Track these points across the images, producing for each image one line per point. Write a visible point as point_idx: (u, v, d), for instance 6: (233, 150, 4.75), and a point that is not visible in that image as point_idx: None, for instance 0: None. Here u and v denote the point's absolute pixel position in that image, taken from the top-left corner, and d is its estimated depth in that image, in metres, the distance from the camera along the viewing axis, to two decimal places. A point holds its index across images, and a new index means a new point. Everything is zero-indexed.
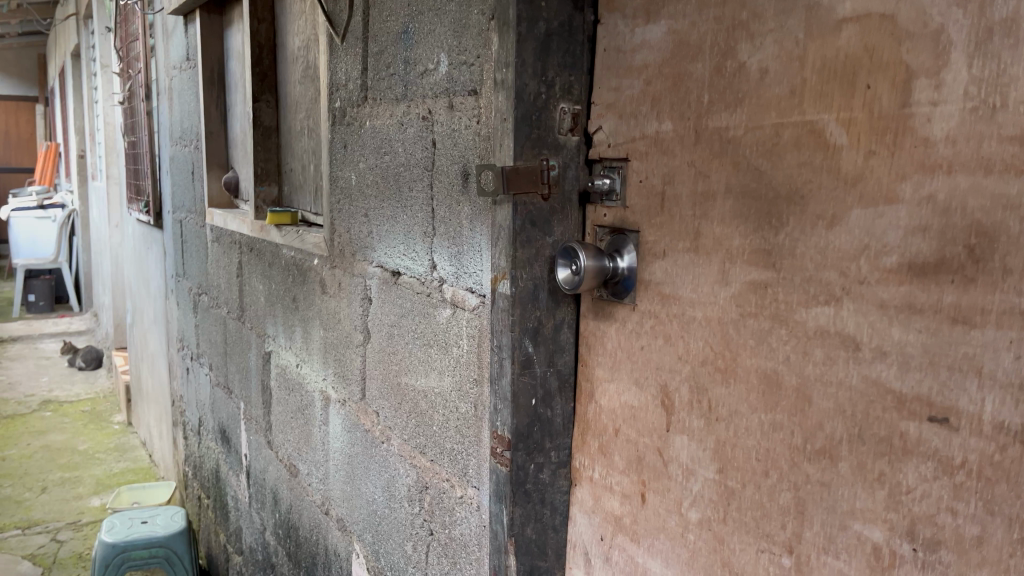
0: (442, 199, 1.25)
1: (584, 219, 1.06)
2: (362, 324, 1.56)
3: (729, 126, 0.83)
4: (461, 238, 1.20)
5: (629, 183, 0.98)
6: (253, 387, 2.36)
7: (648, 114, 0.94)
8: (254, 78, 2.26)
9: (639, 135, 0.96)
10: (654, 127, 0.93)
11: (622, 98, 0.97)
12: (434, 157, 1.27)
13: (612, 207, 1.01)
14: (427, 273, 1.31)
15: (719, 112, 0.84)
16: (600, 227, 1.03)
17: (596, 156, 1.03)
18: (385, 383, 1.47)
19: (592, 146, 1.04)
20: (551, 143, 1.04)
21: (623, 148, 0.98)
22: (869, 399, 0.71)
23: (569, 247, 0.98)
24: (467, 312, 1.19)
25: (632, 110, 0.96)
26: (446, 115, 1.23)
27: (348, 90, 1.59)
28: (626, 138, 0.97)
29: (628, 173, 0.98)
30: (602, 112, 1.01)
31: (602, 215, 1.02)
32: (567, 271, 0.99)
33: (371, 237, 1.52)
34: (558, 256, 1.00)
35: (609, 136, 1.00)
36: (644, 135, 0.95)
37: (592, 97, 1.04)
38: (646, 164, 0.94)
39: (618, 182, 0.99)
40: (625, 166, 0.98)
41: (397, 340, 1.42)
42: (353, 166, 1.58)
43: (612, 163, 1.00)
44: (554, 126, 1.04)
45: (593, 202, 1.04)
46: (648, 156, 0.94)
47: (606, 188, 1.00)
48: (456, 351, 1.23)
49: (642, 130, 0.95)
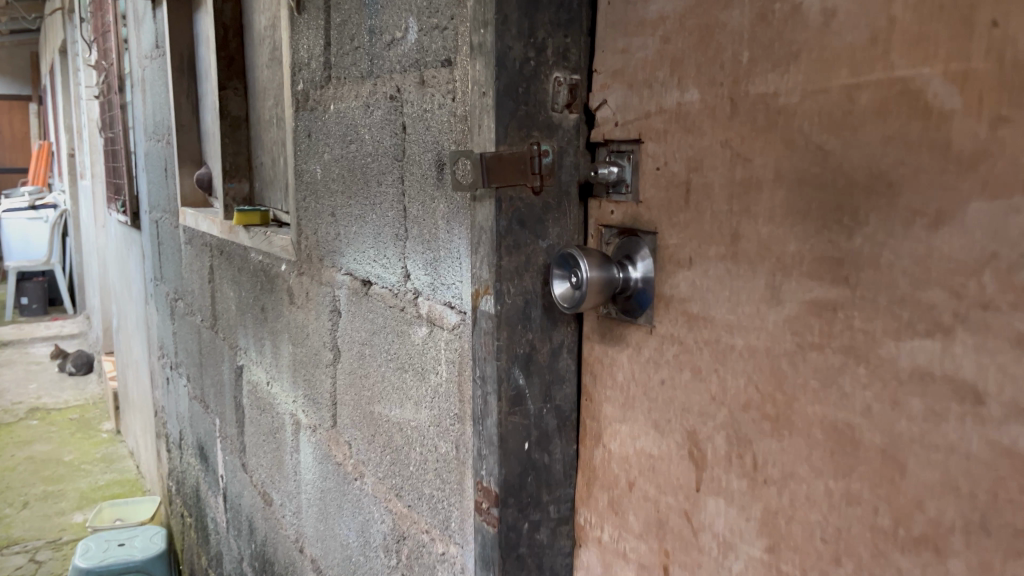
0: (414, 196, 1.04)
1: (586, 216, 0.85)
2: (331, 340, 1.35)
3: (777, 89, 0.62)
4: (438, 243, 0.99)
5: (643, 170, 0.77)
6: (227, 402, 2.15)
7: (668, 84, 0.73)
8: (220, 63, 2.04)
9: (654, 109, 0.75)
10: (675, 100, 0.72)
11: (632, 62, 0.77)
12: (404, 142, 1.05)
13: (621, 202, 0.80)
14: (400, 284, 1.11)
15: (765, 74, 0.63)
16: (606, 227, 0.82)
17: (600, 138, 0.82)
18: (357, 411, 1.26)
19: (595, 125, 0.83)
20: (543, 122, 0.83)
21: (634, 126, 0.77)
22: (996, 473, 0.49)
23: (563, 248, 0.80)
24: (446, 332, 0.98)
25: (644, 76, 0.75)
26: (416, 92, 1.01)
27: (311, 69, 1.38)
28: (638, 113, 0.77)
29: (642, 156, 0.77)
30: (607, 81, 0.80)
31: (609, 212, 0.82)
32: (566, 285, 0.79)
33: (340, 238, 1.31)
34: (555, 265, 0.80)
35: (616, 112, 0.79)
36: (661, 109, 0.74)
37: (593, 64, 0.83)
38: (667, 146, 0.73)
39: (628, 171, 0.78)
40: (638, 148, 0.77)
41: (368, 360, 1.21)
42: (317, 157, 1.37)
43: (621, 146, 0.79)
44: (546, 101, 0.83)
45: (597, 195, 0.83)
46: (668, 136, 0.73)
47: (613, 178, 0.79)
48: (433, 379, 1.01)
49: (659, 103, 0.74)
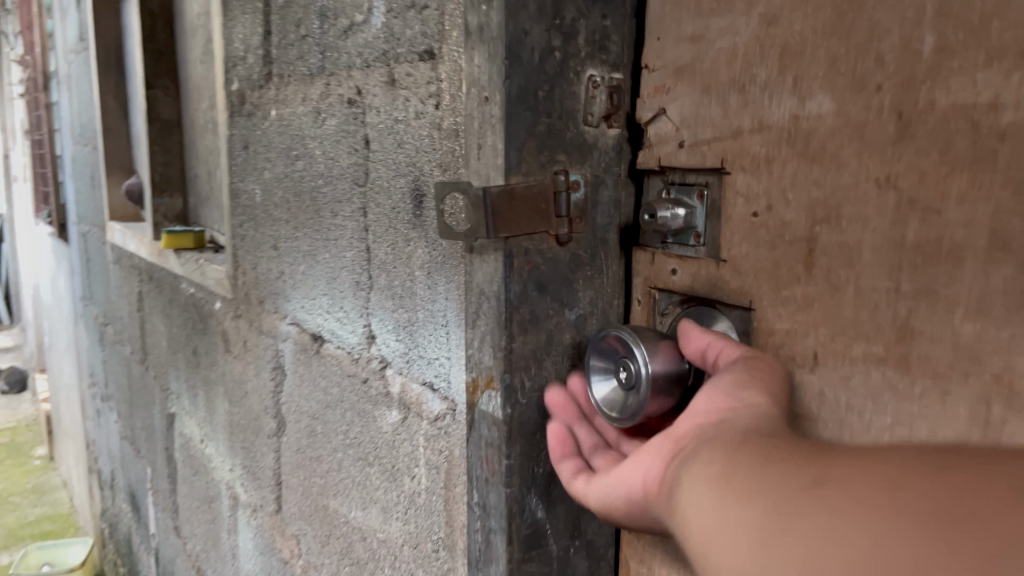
0: (381, 235, 0.77)
1: (629, 272, 0.61)
2: (274, 405, 1.07)
3: (996, 95, 0.38)
4: (414, 301, 0.72)
5: (725, 214, 0.53)
6: (158, 452, 1.85)
7: (774, 88, 0.48)
8: (147, 57, 1.75)
9: (749, 125, 0.50)
10: (787, 112, 0.47)
11: (709, 55, 0.52)
12: (367, 161, 0.78)
13: (686, 256, 0.56)
14: (361, 348, 0.84)
15: (969, 73, 0.39)
16: (661, 291, 0.58)
17: (653, 164, 0.58)
18: (307, 500, 0.99)
19: (644, 146, 0.59)
20: (571, 141, 0.57)
21: (713, 148, 0.53)
22: None
23: (603, 330, 0.55)
24: (425, 425, 0.72)
25: (729, 77, 0.51)
26: (383, 95, 0.74)
27: (247, 65, 1.10)
28: (718, 131, 0.52)
29: (725, 194, 0.53)
30: (667, 82, 0.56)
31: (669, 270, 0.57)
32: (612, 383, 0.54)
33: (284, 277, 1.03)
34: (594, 354, 0.56)
35: (680, 127, 0.55)
36: (762, 126, 0.49)
37: (643, 57, 0.58)
38: (771, 182, 0.49)
39: (700, 214, 0.55)
40: (717, 182, 0.53)
41: (321, 439, 0.94)
42: (256, 175, 1.10)
43: (687, 177, 0.55)
44: (577, 110, 0.57)
45: (648, 244, 0.59)
46: (774, 168, 0.49)
47: (676, 225, 0.55)
48: (409, 485, 0.75)
49: (759, 115, 0.49)
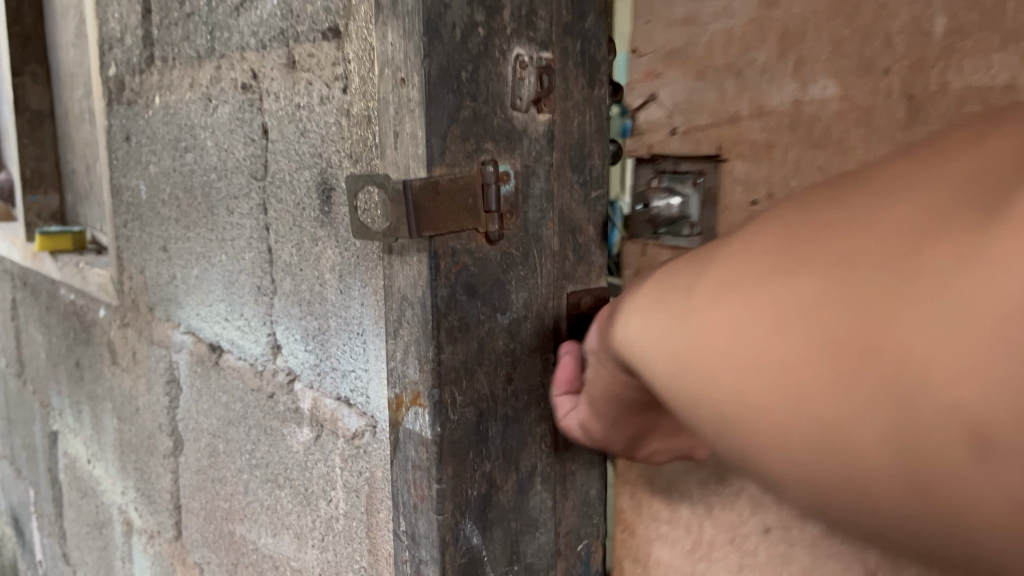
0: (284, 233, 0.70)
1: (616, 263, 0.61)
2: (169, 423, 0.98)
3: (1013, 76, 0.40)
4: (324, 307, 0.65)
5: (724, 201, 0.53)
6: (41, 473, 1.70)
7: (775, 72, 0.49)
8: (13, 42, 1.58)
9: (751, 109, 0.50)
10: (789, 97, 0.48)
11: (705, 41, 0.53)
12: (265, 152, 0.71)
13: (678, 246, 0.56)
14: (266, 360, 0.76)
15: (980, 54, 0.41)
16: None
17: (646, 152, 0.58)
18: (211, 526, 0.91)
19: (633, 133, 0.59)
20: (498, 128, 0.51)
21: (712, 133, 0.53)
22: None
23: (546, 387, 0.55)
24: (342, 444, 0.65)
25: (726, 62, 0.51)
26: (283, 78, 0.67)
27: (127, 49, 1.00)
28: (716, 115, 0.52)
29: (723, 182, 0.53)
30: (658, 67, 0.56)
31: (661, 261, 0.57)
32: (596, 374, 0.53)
33: (176, 282, 0.94)
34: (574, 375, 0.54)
35: (672, 113, 0.55)
36: (762, 111, 0.50)
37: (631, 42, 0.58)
38: (772, 169, 0.50)
39: (692, 204, 0.55)
40: (713, 169, 0.53)
41: (223, 459, 0.86)
42: (139, 170, 0.99)
43: (680, 165, 0.55)
44: (502, 95, 0.51)
45: (637, 234, 0.59)
46: (775, 153, 0.50)
47: (673, 215, 0.55)
48: (325, 508, 0.68)
49: (761, 100, 0.50)
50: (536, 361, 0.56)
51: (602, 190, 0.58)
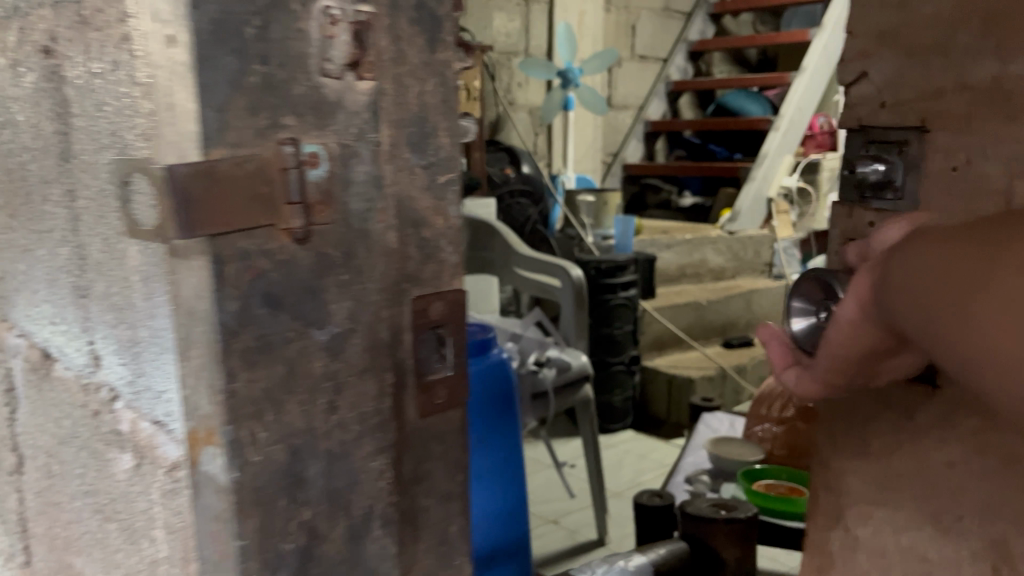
0: (93, 227, 0.59)
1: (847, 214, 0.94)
2: (9, 436, 0.86)
3: None
4: (132, 315, 0.55)
5: (925, 169, 0.84)
6: None
7: (973, 56, 0.78)
8: None
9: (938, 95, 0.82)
10: (988, 74, 0.77)
11: (913, 42, 0.84)
12: (68, 129, 0.59)
13: (885, 199, 0.89)
14: (88, 372, 0.65)
15: None
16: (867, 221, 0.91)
17: (866, 133, 0.90)
18: (53, 555, 0.80)
19: (862, 120, 0.91)
20: (304, 98, 0.41)
21: (917, 114, 0.85)
22: None
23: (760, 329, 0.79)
24: (160, 476, 0.55)
25: (932, 54, 0.82)
26: (77, 40, 0.55)
27: None
28: (919, 101, 0.84)
29: (925, 151, 0.84)
30: (874, 56, 0.89)
31: (867, 221, 0.91)
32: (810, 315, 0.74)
33: (6, 278, 0.82)
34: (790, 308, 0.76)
35: (880, 93, 0.89)
36: (963, 87, 0.79)
37: (850, 50, 0.92)
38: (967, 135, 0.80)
39: (897, 170, 0.87)
40: (916, 140, 0.85)
41: (59, 481, 0.75)
42: None
43: (889, 139, 0.88)
44: (309, 56, 0.41)
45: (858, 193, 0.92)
46: (973, 122, 0.79)
47: (883, 176, 0.88)
48: (148, 548, 0.58)
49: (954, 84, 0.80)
50: (369, 384, 0.46)
51: (452, 174, 0.49)
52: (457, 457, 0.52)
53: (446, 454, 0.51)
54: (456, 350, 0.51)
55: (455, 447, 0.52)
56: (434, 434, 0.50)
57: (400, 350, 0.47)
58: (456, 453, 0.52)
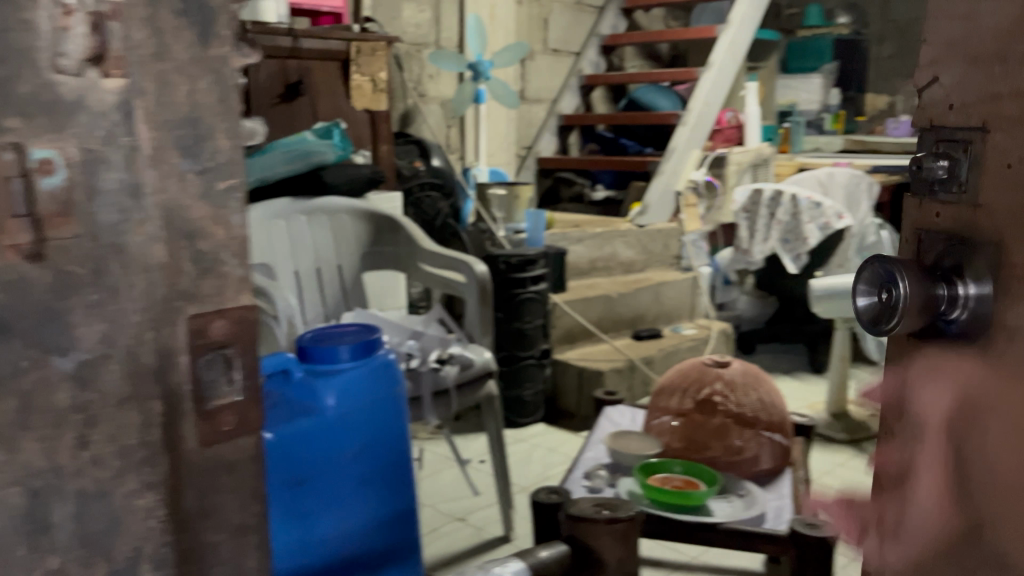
0: None
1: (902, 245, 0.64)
2: None
3: None
4: None
5: (989, 170, 0.55)
6: None
7: None
8: None
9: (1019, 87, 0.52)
10: None
11: (986, 24, 0.54)
12: None
13: (954, 212, 0.58)
14: None
15: None
16: (926, 245, 0.61)
17: (924, 120, 0.61)
18: None
19: (920, 100, 0.61)
20: (40, 96, 0.39)
21: (982, 109, 0.55)
22: None
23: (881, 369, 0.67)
24: None
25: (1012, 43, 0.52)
26: None
27: None
28: (988, 92, 0.54)
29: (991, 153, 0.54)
30: (941, 49, 0.58)
31: (934, 214, 0.60)
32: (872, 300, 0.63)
33: None
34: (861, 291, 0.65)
35: (951, 90, 0.58)
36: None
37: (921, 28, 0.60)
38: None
39: (966, 169, 0.57)
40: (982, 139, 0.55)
41: None
42: None
43: (957, 134, 0.57)
44: (44, 54, 0.39)
45: (919, 198, 0.62)
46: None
47: (944, 178, 0.58)
48: None
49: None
50: (129, 416, 0.44)
51: (232, 180, 0.48)
52: (248, 487, 0.52)
53: (237, 483, 0.51)
54: (242, 373, 0.51)
55: (246, 476, 0.52)
56: (218, 464, 0.50)
57: (171, 375, 0.46)
58: (249, 483, 0.52)
